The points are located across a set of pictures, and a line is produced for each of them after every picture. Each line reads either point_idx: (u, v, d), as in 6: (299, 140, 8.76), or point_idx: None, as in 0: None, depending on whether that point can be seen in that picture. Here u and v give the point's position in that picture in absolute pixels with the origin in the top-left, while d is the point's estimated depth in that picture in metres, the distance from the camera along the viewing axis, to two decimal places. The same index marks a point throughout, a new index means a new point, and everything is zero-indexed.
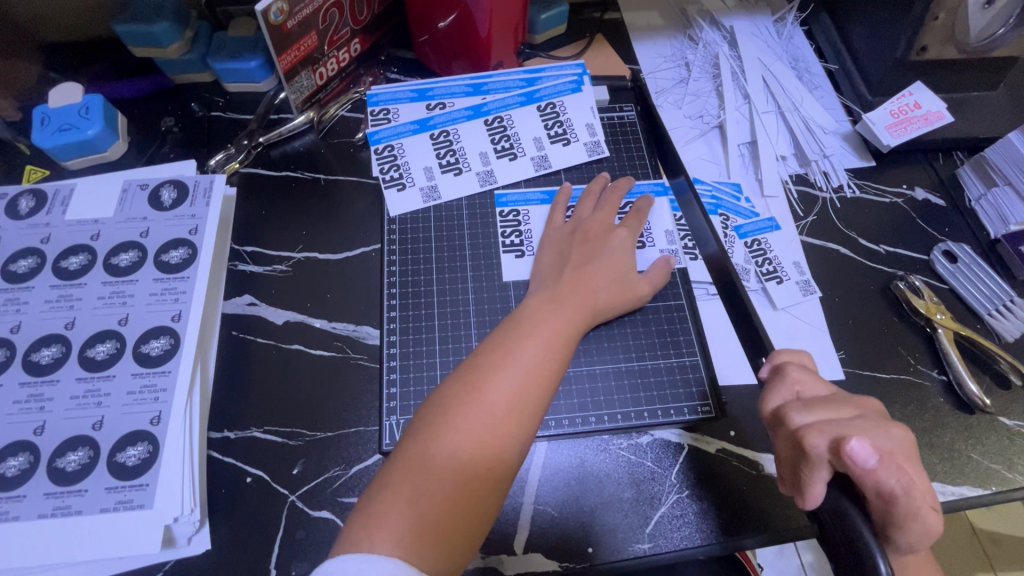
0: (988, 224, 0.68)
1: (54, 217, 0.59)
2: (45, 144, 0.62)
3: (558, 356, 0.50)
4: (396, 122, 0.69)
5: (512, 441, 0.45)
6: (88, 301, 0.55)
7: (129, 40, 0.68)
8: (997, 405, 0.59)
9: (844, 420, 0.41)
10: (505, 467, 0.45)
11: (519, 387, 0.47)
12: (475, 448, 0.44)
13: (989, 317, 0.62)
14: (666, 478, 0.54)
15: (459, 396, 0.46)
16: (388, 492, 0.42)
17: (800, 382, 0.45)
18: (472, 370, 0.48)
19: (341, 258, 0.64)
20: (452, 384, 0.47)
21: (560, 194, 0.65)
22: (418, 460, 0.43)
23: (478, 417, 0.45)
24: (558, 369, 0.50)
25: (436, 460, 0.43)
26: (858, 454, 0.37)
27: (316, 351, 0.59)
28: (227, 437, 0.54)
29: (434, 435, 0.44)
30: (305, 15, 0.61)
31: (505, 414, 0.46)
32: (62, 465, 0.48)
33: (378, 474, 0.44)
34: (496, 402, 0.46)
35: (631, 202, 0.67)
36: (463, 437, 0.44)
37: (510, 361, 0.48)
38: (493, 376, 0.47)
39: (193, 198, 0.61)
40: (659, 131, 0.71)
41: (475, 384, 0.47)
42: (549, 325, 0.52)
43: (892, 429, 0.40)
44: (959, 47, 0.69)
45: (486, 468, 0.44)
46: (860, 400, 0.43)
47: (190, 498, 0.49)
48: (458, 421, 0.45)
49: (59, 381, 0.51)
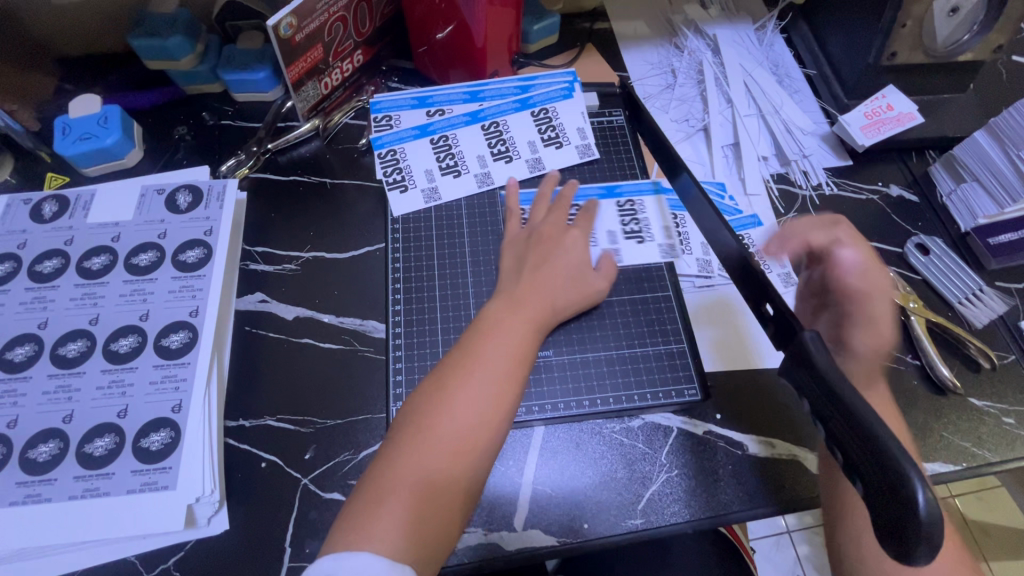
0: (958, 218, 0.72)
1: (77, 221, 0.63)
2: (66, 152, 0.66)
3: (521, 360, 0.54)
4: (397, 128, 0.73)
5: (480, 441, 0.49)
6: (111, 299, 0.59)
7: (144, 52, 0.72)
8: (967, 387, 0.63)
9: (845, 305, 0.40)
10: (475, 467, 0.48)
11: (482, 391, 0.50)
12: (444, 450, 0.47)
13: (958, 304, 0.67)
14: (656, 459, 0.58)
15: (428, 403, 0.50)
16: (365, 499, 0.45)
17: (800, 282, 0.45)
18: (439, 380, 0.51)
19: (347, 257, 0.68)
20: (421, 394, 0.51)
21: (511, 201, 0.68)
22: (393, 467, 0.47)
23: (445, 421, 0.49)
24: (521, 371, 0.53)
25: (409, 465, 0.47)
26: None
27: (325, 344, 0.62)
28: (242, 425, 0.58)
29: (407, 442, 0.48)
30: (312, 28, 0.65)
31: (469, 418, 0.49)
32: (90, 451, 0.51)
33: (359, 484, 0.47)
34: (461, 407, 0.49)
35: (578, 205, 0.71)
36: (434, 441, 0.48)
37: (472, 368, 0.51)
38: (458, 383, 0.50)
39: (207, 201, 0.65)
40: (636, 103, 0.65)
41: (441, 392, 0.50)
42: (512, 330, 0.55)
43: None
44: (927, 52, 0.73)
45: (456, 469, 0.47)
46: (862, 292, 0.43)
47: (210, 480, 0.52)
48: (428, 428, 0.48)
49: (85, 373, 0.55)
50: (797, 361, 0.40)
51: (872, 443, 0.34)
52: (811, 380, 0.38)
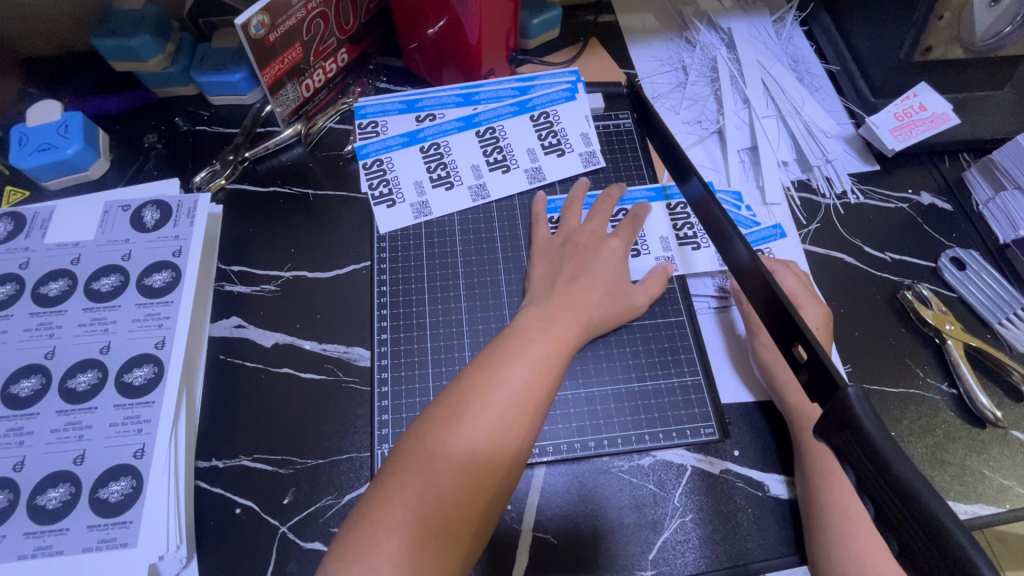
0: (997, 229, 0.66)
1: (33, 241, 0.57)
2: (23, 165, 0.60)
3: (547, 379, 0.48)
4: (384, 135, 0.68)
5: (496, 469, 0.43)
6: (69, 329, 0.53)
7: (109, 53, 0.66)
8: (1009, 418, 0.57)
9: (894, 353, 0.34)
10: (491, 495, 0.43)
11: (505, 410, 0.45)
12: (458, 474, 0.42)
13: (999, 326, 0.60)
14: (668, 502, 0.53)
15: (442, 421, 0.44)
16: (365, 524, 0.40)
17: None
18: (457, 394, 0.46)
19: (330, 277, 0.62)
20: (435, 408, 0.45)
21: (538, 207, 0.64)
22: (400, 489, 0.41)
23: (462, 442, 0.43)
24: (547, 392, 0.48)
25: (418, 488, 0.41)
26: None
27: (306, 375, 0.57)
28: (215, 466, 0.52)
29: (417, 462, 0.42)
30: (288, 26, 0.59)
31: (489, 440, 0.44)
32: (42, 503, 0.47)
33: (361, 503, 0.42)
34: (480, 426, 0.44)
35: (624, 208, 0.66)
36: (446, 464, 0.42)
37: (494, 383, 0.46)
38: (478, 400, 0.45)
39: (176, 219, 0.59)
40: (645, 106, 0.56)
41: (458, 408, 0.45)
42: (538, 345, 0.50)
43: None
44: (965, 46, 0.66)
45: (469, 498, 0.42)
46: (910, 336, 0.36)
47: (175, 535, 0.47)
48: (441, 446, 0.43)
49: (38, 414, 0.50)
50: (838, 421, 0.34)
51: (936, 535, 0.28)
52: (857, 447, 0.32)
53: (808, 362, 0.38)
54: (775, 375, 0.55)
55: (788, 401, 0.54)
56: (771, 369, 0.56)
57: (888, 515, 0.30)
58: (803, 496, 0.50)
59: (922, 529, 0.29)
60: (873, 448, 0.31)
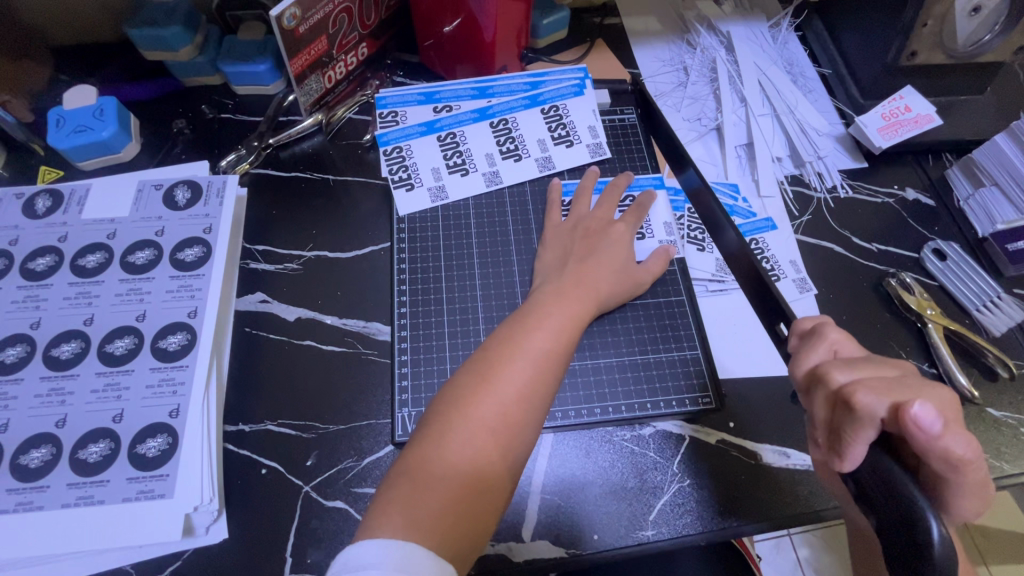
0: (976, 223, 0.70)
1: (71, 217, 0.61)
2: (60, 145, 0.64)
3: (563, 350, 0.52)
4: (403, 124, 0.71)
5: (520, 429, 0.47)
6: (106, 298, 0.57)
7: (142, 43, 0.70)
8: (984, 397, 0.61)
9: (888, 376, 0.40)
10: (516, 453, 0.47)
11: (528, 376, 0.49)
12: (488, 435, 0.46)
13: (977, 312, 0.65)
14: (667, 468, 0.56)
15: (471, 387, 0.48)
16: (405, 482, 0.43)
17: (838, 343, 0.46)
18: (484, 362, 0.49)
19: (351, 256, 0.66)
20: (464, 375, 0.49)
21: (552, 192, 0.68)
22: (435, 448, 0.45)
23: (490, 407, 0.47)
24: (563, 361, 0.52)
25: (452, 451, 0.45)
26: (919, 419, 0.35)
27: (327, 347, 0.60)
28: (242, 430, 0.56)
29: (449, 422, 0.46)
30: (316, 20, 0.63)
31: (514, 403, 0.47)
32: (84, 457, 0.50)
33: (398, 462, 0.45)
34: (506, 390, 0.47)
35: (631, 195, 0.70)
36: (477, 426, 0.46)
37: (517, 352, 0.50)
38: (503, 369, 0.49)
39: (207, 198, 0.63)
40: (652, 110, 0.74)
41: (485, 375, 0.48)
42: (556, 319, 0.53)
43: (940, 388, 0.39)
44: (947, 52, 0.71)
45: (496, 456, 0.46)
46: (902, 361, 0.43)
47: (208, 488, 0.50)
48: (472, 409, 0.46)
49: (79, 376, 0.53)
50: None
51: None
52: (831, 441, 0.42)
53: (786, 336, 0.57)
54: None
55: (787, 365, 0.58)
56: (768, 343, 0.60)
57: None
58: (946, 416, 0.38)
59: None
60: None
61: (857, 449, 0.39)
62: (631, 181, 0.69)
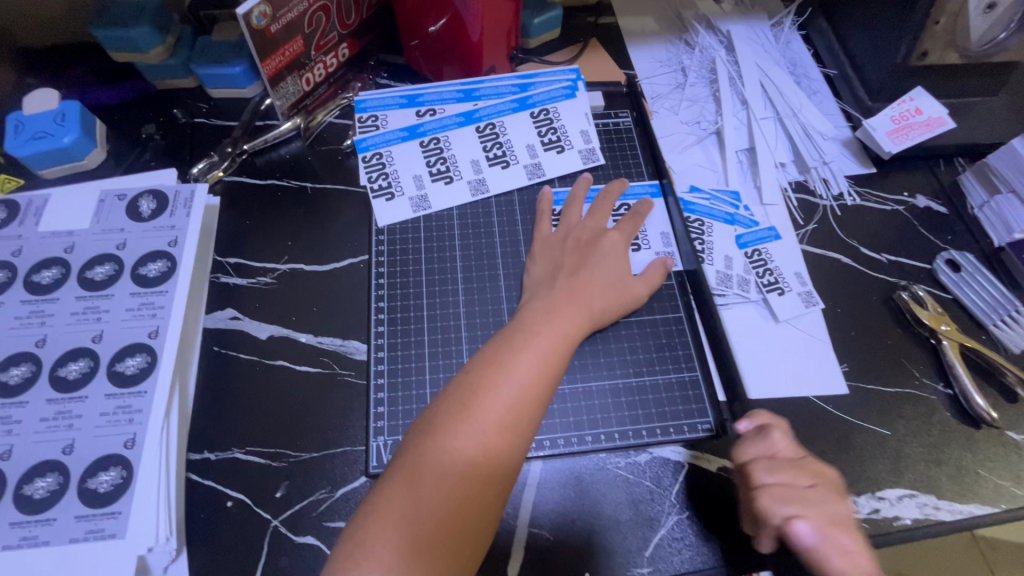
0: (992, 232, 0.66)
1: (27, 229, 0.57)
2: (18, 153, 0.60)
3: (552, 374, 0.48)
4: (384, 129, 0.67)
5: (503, 462, 0.43)
6: (61, 317, 0.53)
7: (109, 44, 0.66)
8: (1004, 419, 0.57)
9: (800, 487, 0.45)
10: (498, 488, 0.43)
11: (513, 403, 0.45)
12: (467, 469, 0.42)
13: (993, 327, 0.61)
14: (665, 498, 0.52)
15: (450, 415, 0.44)
16: (374, 521, 0.40)
17: (778, 445, 0.48)
18: (466, 386, 0.45)
19: (328, 270, 0.62)
20: (443, 401, 0.45)
21: (542, 201, 0.63)
22: (407, 484, 0.41)
23: (469, 438, 0.43)
24: (552, 386, 0.47)
25: (426, 486, 0.41)
26: (799, 534, 0.43)
27: (301, 368, 0.56)
28: (207, 459, 0.52)
29: (425, 454, 0.42)
30: (289, 19, 0.59)
31: (496, 433, 0.43)
32: (30, 492, 0.46)
33: (368, 497, 0.42)
34: (488, 418, 0.43)
35: (626, 204, 0.66)
36: (455, 460, 0.42)
37: (501, 375, 0.46)
38: (485, 394, 0.44)
39: (173, 209, 0.59)
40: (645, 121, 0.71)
41: (465, 402, 0.44)
42: (545, 339, 0.49)
43: (837, 503, 0.45)
44: (961, 51, 0.67)
45: (479, 490, 0.42)
46: (821, 469, 0.47)
47: (165, 526, 0.46)
48: (449, 440, 0.42)
49: (28, 403, 0.49)
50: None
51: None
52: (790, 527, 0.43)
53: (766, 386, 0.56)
54: None
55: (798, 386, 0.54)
56: None
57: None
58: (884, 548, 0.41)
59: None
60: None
61: (766, 539, 0.47)
62: (625, 188, 0.65)
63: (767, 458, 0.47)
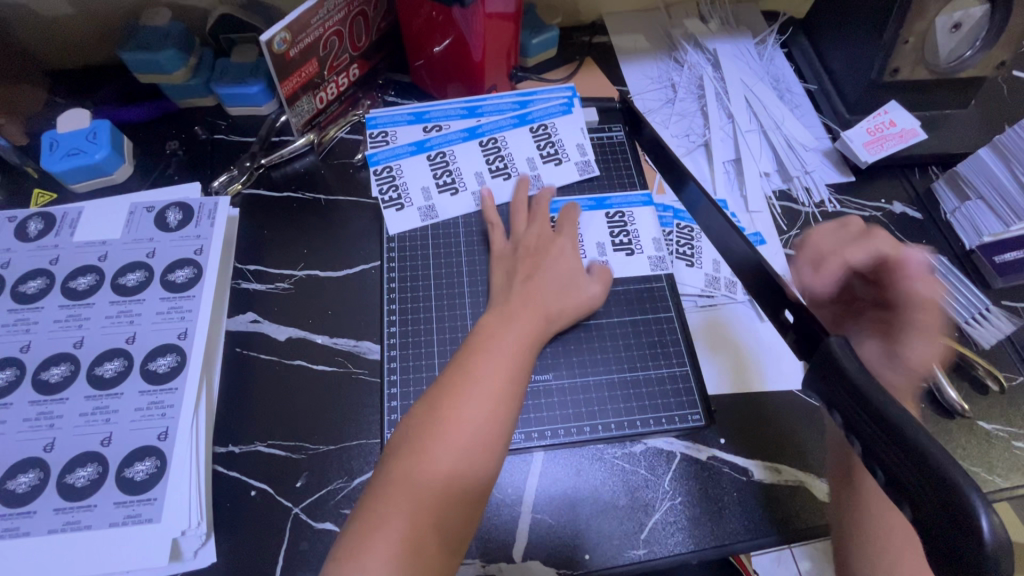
0: (963, 236, 0.71)
1: (63, 239, 0.61)
2: (53, 168, 0.64)
3: (517, 370, 0.52)
4: (394, 144, 0.72)
5: (478, 455, 0.47)
6: (96, 320, 0.57)
7: (136, 66, 0.71)
8: (975, 410, 0.61)
9: (839, 247, 0.53)
10: (478, 476, 0.47)
11: (481, 400, 0.49)
12: (446, 465, 0.46)
13: (966, 325, 0.65)
14: (659, 486, 0.56)
15: (424, 419, 0.49)
16: (364, 519, 0.44)
17: (836, 250, 0.53)
18: (439, 388, 0.51)
19: (342, 275, 0.66)
20: (419, 406, 0.50)
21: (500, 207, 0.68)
22: (393, 482, 0.46)
23: (443, 438, 0.47)
24: (518, 380, 0.52)
25: (410, 483, 0.45)
26: (900, 260, 0.50)
27: (318, 367, 0.60)
28: (232, 452, 0.56)
29: (407, 451, 0.47)
30: (307, 43, 0.64)
31: (470, 429, 0.48)
32: (71, 481, 0.49)
33: (360, 500, 0.46)
34: (459, 418, 0.48)
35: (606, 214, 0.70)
36: (432, 458, 0.47)
37: (469, 378, 0.50)
38: (454, 397, 0.49)
39: (198, 219, 0.63)
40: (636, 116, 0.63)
41: (438, 405, 0.49)
42: (509, 340, 0.54)
43: (876, 239, 0.51)
44: (930, 68, 0.72)
45: (459, 480, 0.46)
46: (874, 236, 0.52)
47: (196, 512, 0.50)
48: (426, 442, 0.47)
49: (68, 399, 0.53)
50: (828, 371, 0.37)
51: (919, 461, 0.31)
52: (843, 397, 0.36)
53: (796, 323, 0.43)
54: None
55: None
56: None
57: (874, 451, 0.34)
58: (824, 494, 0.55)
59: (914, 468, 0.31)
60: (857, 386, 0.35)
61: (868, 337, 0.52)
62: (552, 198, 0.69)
63: (835, 254, 0.53)
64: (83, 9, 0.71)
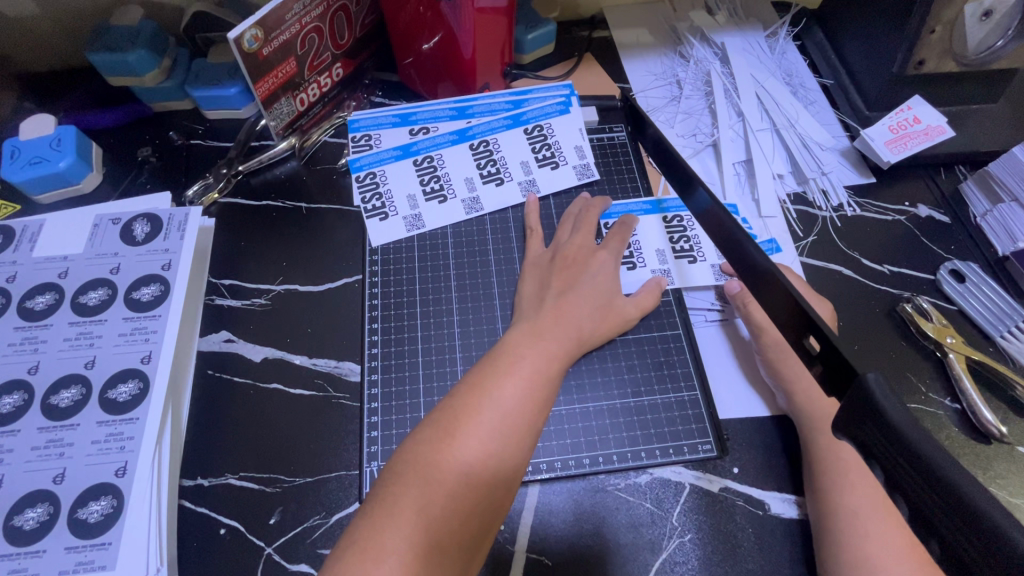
0: (996, 241, 0.65)
1: (21, 255, 0.57)
2: (13, 178, 0.60)
3: (556, 368, 0.50)
4: (378, 148, 0.68)
5: (491, 488, 0.42)
6: (54, 343, 0.52)
7: (104, 68, 0.66)
8: (1015, 434, 0.56)
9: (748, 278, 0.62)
10: (487, 512, 0.42)
11: (498, 427, 0.44)
12: (454, 494, 0.41)
13: (1001, 339, 0.59)
14: (666, 521, 0.51)
15: (433, 440, 0.43)
16: (354, 552, 0.38)
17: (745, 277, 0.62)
18: (479, 375, 0.47)
19: (322, 291, 0.61)
20: (427, 426, 0.44)
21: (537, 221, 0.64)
22: (391, 510, 0.40)
23: (453, 464, 0.42)
24: (552, 384, 0.49)
25: (410, 513, 0.40)
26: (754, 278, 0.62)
27: (295, 390, 0.56)
28: (201, 485, 0.51)
29: (412, 468, 0.42)
30: (282, 40, 0.59)
31: (483, 458, 0.43)
32: (20, 524, 0.45)
33: (349, 526, 0.40)
34: (473, 443, 0.43)
35: (607, 222, 0.65)
36: (437, 486, 0.41)
37: (486, 400, 0.45)
38: (468, 420, 0.44)
39: (167, 231, 0.59)
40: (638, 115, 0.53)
41: (450, 427, 0.43)
42: (541, 350, 0.50)
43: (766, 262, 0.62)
44: (957, 60, 0.66)
45: (466, 514, 0.41)
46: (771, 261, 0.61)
47: (156, 557, 0.46)
48: (432, 466, 0.41)
49: (19, 432, 0.49)
50: (861, 413, 0.31)
51: (981, 529, 0.26)
52: (882, 440, 0.30)
53: (821, 353, 0.36)
54: (780, 372, 0.55)
55: (797, 403, 0.53)
56: (777, 366, 0.55)
57: (926, 514, 0.28)
58: (815, 517, 0.49)
59: (973, 535, 0.26)
60: (902, 437, 0.29)
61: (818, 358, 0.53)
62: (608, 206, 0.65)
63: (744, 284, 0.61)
64: (49, 8, 0.67)
